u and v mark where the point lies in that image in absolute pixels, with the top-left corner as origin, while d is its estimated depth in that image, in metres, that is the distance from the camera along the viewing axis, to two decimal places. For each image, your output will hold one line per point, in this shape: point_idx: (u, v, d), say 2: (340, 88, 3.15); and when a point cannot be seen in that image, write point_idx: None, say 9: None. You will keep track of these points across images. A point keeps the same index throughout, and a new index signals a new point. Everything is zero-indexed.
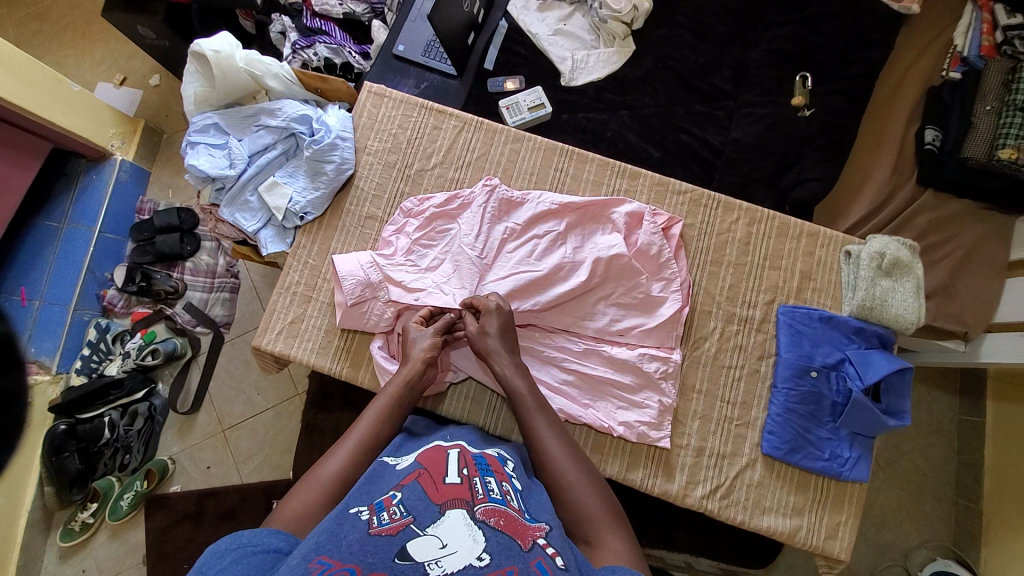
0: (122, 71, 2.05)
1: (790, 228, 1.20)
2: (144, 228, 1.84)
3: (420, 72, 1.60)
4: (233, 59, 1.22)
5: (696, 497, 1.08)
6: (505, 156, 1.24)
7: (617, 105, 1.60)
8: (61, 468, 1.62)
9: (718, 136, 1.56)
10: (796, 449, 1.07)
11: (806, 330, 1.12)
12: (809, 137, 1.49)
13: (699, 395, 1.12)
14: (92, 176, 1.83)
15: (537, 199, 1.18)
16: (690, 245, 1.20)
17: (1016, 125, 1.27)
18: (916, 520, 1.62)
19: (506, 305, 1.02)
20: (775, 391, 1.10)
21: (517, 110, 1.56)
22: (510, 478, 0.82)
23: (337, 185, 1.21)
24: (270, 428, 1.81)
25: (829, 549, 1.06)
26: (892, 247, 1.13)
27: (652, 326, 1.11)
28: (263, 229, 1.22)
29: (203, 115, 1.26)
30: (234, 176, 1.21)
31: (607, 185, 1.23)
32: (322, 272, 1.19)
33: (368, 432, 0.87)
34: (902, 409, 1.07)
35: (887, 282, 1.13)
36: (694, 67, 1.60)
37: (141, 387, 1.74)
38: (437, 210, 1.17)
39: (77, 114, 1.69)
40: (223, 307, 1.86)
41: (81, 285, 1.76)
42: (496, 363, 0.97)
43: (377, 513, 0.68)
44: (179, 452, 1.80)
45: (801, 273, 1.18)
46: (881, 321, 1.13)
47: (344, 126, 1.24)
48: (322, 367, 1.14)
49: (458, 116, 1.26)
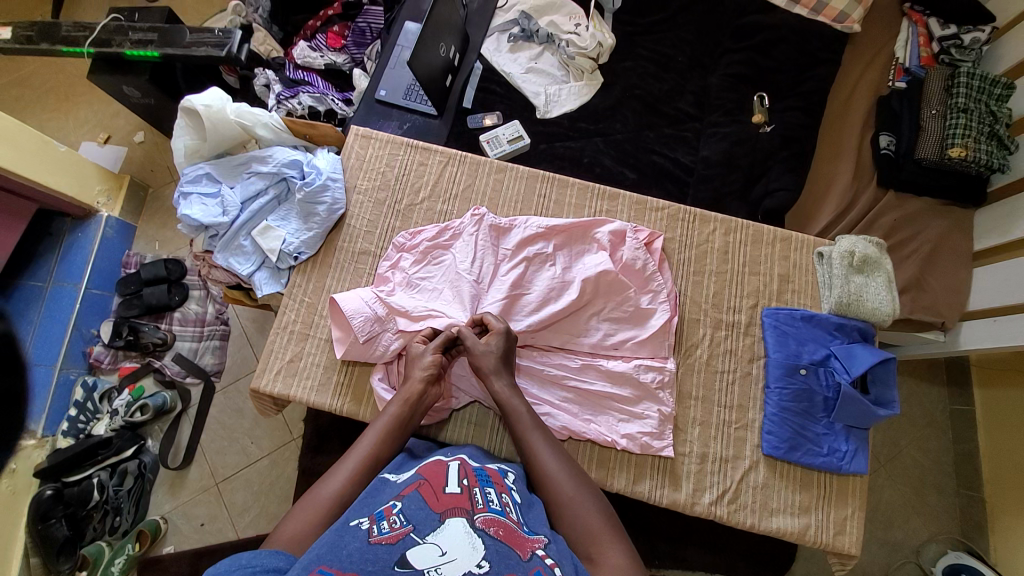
0: (106, 130, 2.09)
1: (764, 234, 1.26)
2: (130, 281, 1.85)
3: (401, 114, 1.68)
4: (224, 113, 1.28)
5: (704, 504, 1.09)
6: (490, 187, 1.30)
7: (591, 133, 1.69)
8: (47, 536, 1.53)
9: (688, 155, 1.65)
10: (795, 446, 1.10)
11: (791, 330, 1.17)
12: (773, 151, 1.59)
13: (696, 401, 1.15)
14: (78, 234, 1.84)
15: (524, 223, 1.22)
16: (672, 257, 1.25)
17: (960, 125, 1.39)
18: (922, 514, 1.63)
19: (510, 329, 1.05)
20: (769, 392, 1.14)
21: (497, 143, 1.64)
22: (510, 491, 0.84)
23: (329, 224, 1.24)
24: (267, 476, 1.77)
25: (838, 545, 1.07)
26: (859, 245, 1.21)
27: (645, 337, 1.14)
28: (257, 272, 1.24)
29: (195, 166, 1.30)
30: (227, 223, 1.24)
31: (589, 207, 1.29)
32: (318, 309, 1.20)
33: (368, 454, 0.91)
34: (890, 398, 1.10)
35: (859, 279, 1.20)
36: (659, 94, 1.71)
37: (130, 444, 1.70)
38: (430, 242, 1.21)
39: (64, 173, 1.72)
40: (214, 355, 1.85)
41: (68, 344, 1.75)
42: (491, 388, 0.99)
43: (378, 521, 0.70)
44: (172, 510, 1.74)
45: (780, 276, 1.23)
46: (860, 316, 1.18)
47: (334, 168, 1.29)
48: (322, 404, 1.14)
49: (443, 151, 1.33)
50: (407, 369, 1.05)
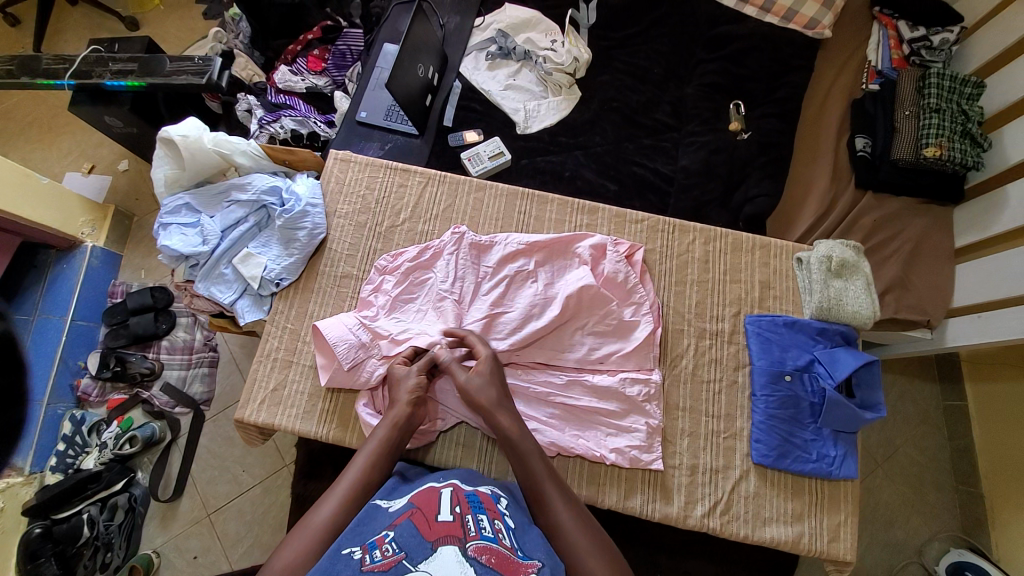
0: (90, 160, 2.09)
1: (742, 242, 1.27)
2: (116, 311, 1.84)
3: (382, 135, 1.69)
4: (201, 142, 1.28)
5: (697, 516, 1.08)
6: (471, 205, 1.31)
7: (571, 147, 1.71)
8: (37, 574, 1.48)
9: (668, 165, 1.67)
10: (784, 454, 1.09)
11: (774, 337, 1.17)
12: (751, 158, 1.61)
13: (684, 412, 1.15)
14: (63, 266, 1.82)
15: (505, 241, 1.23)
16: (654, 269, 1.26)
17: (935, 125, 1.41)
18: (922, 513, 1.63)
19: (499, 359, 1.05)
20: (755, 400, 1.14)
21: (479, 160, 1.65)
22: (504, 516, 0.83)
23: (310, 249, 1.24)
24: (261, 504, 1.74)
25: (833, 552, 1.06)
26: (837, 249, 1.22)
27: (630, 350, 1.14)
28: (239, 299, 1.24)
29: (174, 196, 1.30)
30: (208, 252, 1.23)
31: (570, 222, 1.30)
32: (301, 335, 1.20)
33: (360, 477, 0.90)
34: (875, 401, 1.10)
35: (839, 283, 1.21)
36: (637, 106, 1.74)
37: (120, 477, 1.67)
38: (412, 263, 1.21)
39: (46, 206, 1.71)
40: (202, 384, 1.84)
41: (54, 377, 1.73)
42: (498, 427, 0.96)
43: (370, 551, 0.69)
44: (164, 543, 1.71)
45: (760, 283, 1.24)
46: (842, 320, 1.19)
47: (314, 193, 1.29)
48: (307, 432, 1.13)
49: (422, 172, 1.33)
50: (391, 393, 1.04)
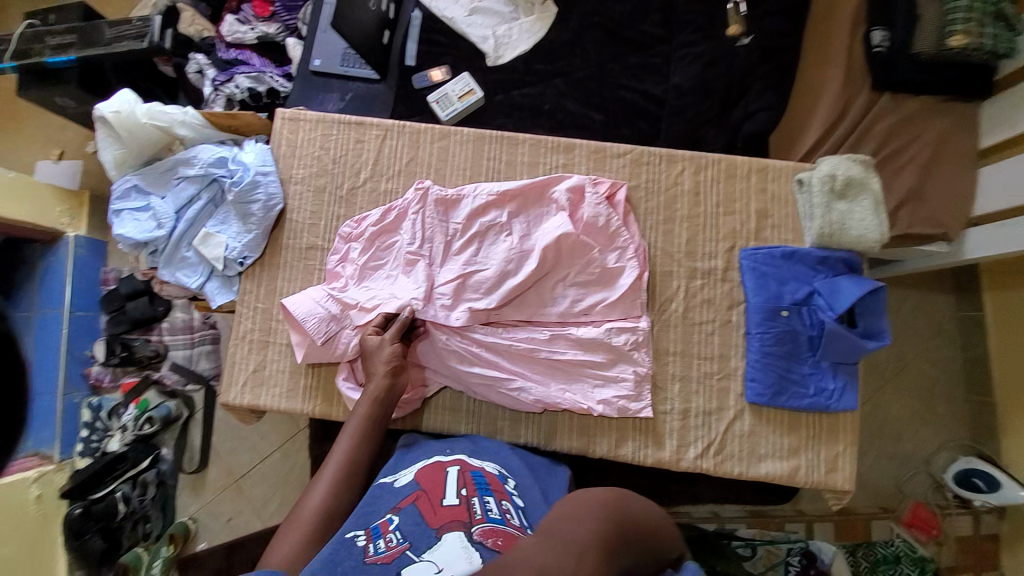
0: (58, 145, 1.96)
1: (737, 167, 1.15)
2: (113, 298, 1.81)
3: (342, 83, 1.54)
4: (135, 115, 1.20)
5: (690, 459, 1.06)
6: (434, 156, 1.20)
7: (549, 74, 1.53)
8: (86, 548, 1.61)
9: (659, 84, 1.49)
10: (781, 392, 1.05)
11: (771, 271, 1.08)
12: (747, 71, 1.42)
13: (675, 357, 1.10)
14: (51, 259, 1.78)
15: (473, 193, 1.14)
16: (639, 207, 1.15)
17: (963, 7, 1.23)
18: (932, 425, 1.60)
19: None
20: (751, 338, 1.07)
21: (448, 102, 1.50)
22: (511, 495, 0.85)
23: (269, 222, 1.17)
24: (280, 469, 1.79)
25: (831, 483, 1.05)
26: (841, 167, 1.09)
27: (615, 298, 1.08)
28: (207, 282, 1.19)
29: (123, 178, 1.22)
30: (165, 236, 1.17)
31: (544, 164, 1.19)
32: (274, 314, 1.16)
33: (347, 460, 0.89)
34: (879, 328, 1.03)
35: (842, 206, 1.09)
36: (621, 18, 1.53)
37: (144, 456, 1.70)
38: (376, 227, 1.14)
39: (14, 200, 1.62)
40: (209, 360, 1.82)
41: (64, 369, 1.72)
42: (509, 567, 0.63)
43: (374, 539, 0.74)
44: (198, 510, 1.79)
45: (757, 212, 1.13)
46: (845, 246, 1.09)
47: (264, 160, 1.20)
48: (294, 409, 1.12)
49: (378, 124, 1.22)
50: (367, 365, 1.00)
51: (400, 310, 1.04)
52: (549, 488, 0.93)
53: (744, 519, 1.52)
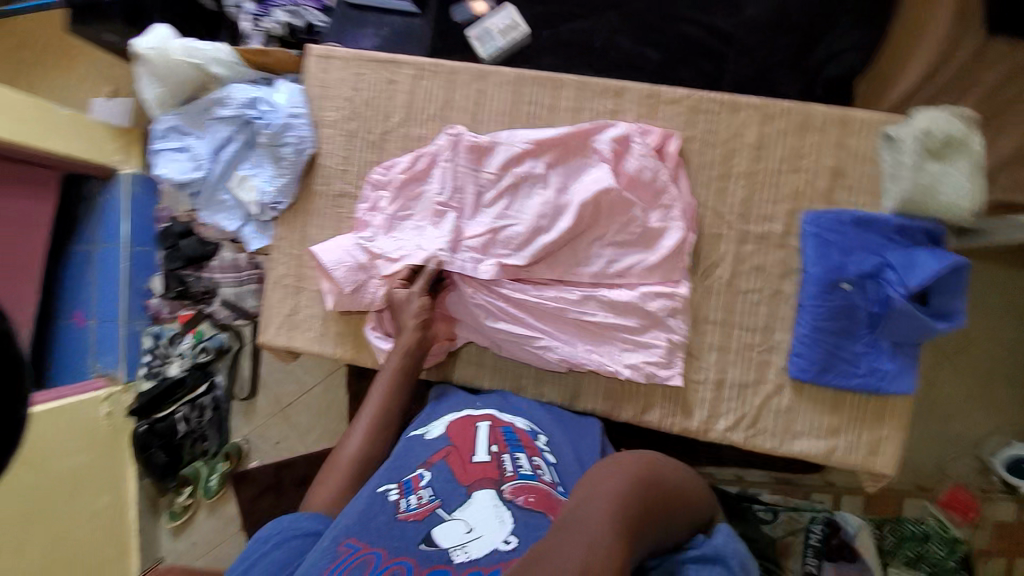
0: (108, 83, 1.98)
1: (810, 118, 1.02)
2: (167, 235, 1.90)
3: (378, 18, 1.45)
4: (170, 54, 1.20)
5: (719, 430, 1.03)
6: (472, 99, 1.12)
7: (604, 6, 1.37)
8: (152, 460, 1.81)
9: (729, 18, 1.30)
10: (828, 368, 0.98)
11: (835, 238, 0.99)
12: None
13: (714, 325, 1.04)
14: (107, 196, 1.85)
15: (509, 140, 1.07)
16: (693, 161, 1.05)
17: None
18: (991, 410, 1.48)
19: None
20: (803, 310, 1.00)
21: (489, 39, 1.39)
22: (542, 452, 0.86)
23: (300, 168, 1.15)
24: (322, 401, 1.90)
25: (869, 465, 1.00)
26: (942, 121, 0.95)
27: (654, 261, 1.01)
28: (244, 226, 1.21)
29: (162, 117, 1.23)
30: (203, 178, 1.18)
31: (587, 111, 1.09)
32: (307, 260, 1.17)
33: (379, 411, 0.93)
34: (953, 309, 0.93)
35: (935, 167, 0.96)
36: None
37: (202, 381, 1.86)
38: (405, 176, 1.10)
39: (75, 138, 1.68)
40: (257, 298, 1.90)
41: (125, 300, 1.84)
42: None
43: (406, 494, 0.77)
44: (250, 433, 1.94)
45: (829, 171, 1.01)
46: (928, 213, 0.97)
47: (294, 102, 1.16)
48: (324, 353, 1.16)
49: (413, 63, 1.14)
50: (397, 318, 1.02)
51: (427, 262, 1.02)
52: (583, 445, 0.93)
53: (768, 484, 1.45)
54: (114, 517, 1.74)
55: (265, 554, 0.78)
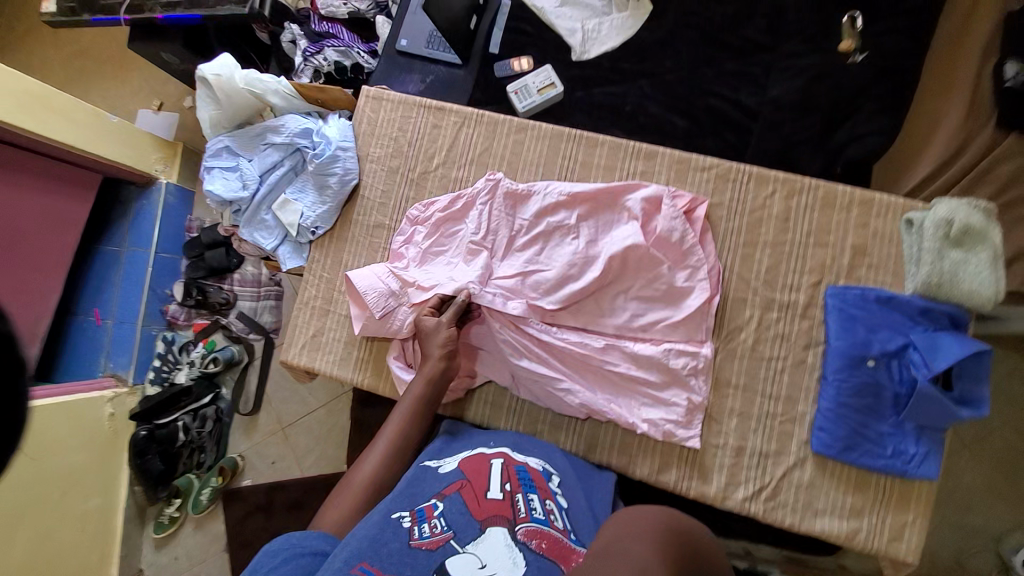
0: (158, 97, 2.09)
1: (837, 196, 1.05)
2: (193, 245, 1.93)
3: (423, 66, 1.53)
4: (233, 81, 1.26)
5: (737, 499, 1.00)
6: (509, 148, 1.18)
7: (636, 74, 1.46)
8: (145, 468, 1.77)
9: (754, 95, 1.38)
10: (852, 447, 0.96)
11: (860, 314, 0.99)
12: (865, 85, 1.28)
13: (735, 390, 1.03)
14: (142, 202, 1.90)
15: (544, 190, 1.11)
16: (719, 227, 1.08)
17: None
18: (1013, 505, 1.42)
19: None
20: (825, 384, 0.99)
21: (527, 94, 1.46)
22: (555, 496, 0.85)
23: (343, 197, 1.20)
24: (324, 424, 1.86)
25: (892, 554, 0.95)
26: (963, 211, 0.96)
27: (679, 319, 1.02)
28: (281, 246, 1.24)
29: (216, 138, 1.30)
30: (248, 197, 1.23)
31: (621, 169, 1.14)
32: (337, 285, 1.20)
33: (396, 438, 0.93)
34: (978, 396, 0.92)
35: (957, 254, 0.97)
36: (721, 21, 1.43)
37: (206, 391, 1.85)
38: (442, 214, 1.14)
39: (122, 145, 1.75)
40: (272, 314, 1.91)
41: (146, 303, 1.88)
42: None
43: (419, 523, 0.75)
44: (246, 449, 1.90)
45: (852, 248, 1.04)
46: (953, 299, 0.97)
47: (345, 136, 1.23)
48: (344, 378, 1.17)
49: (458, 111, 1.21)
50: (422, 346, 1.02)
51: (458, 293, 1.04)
52: (594, 494, 0.92)
53: (778, 562, 1.36)
54: (103, 520, 1.71)
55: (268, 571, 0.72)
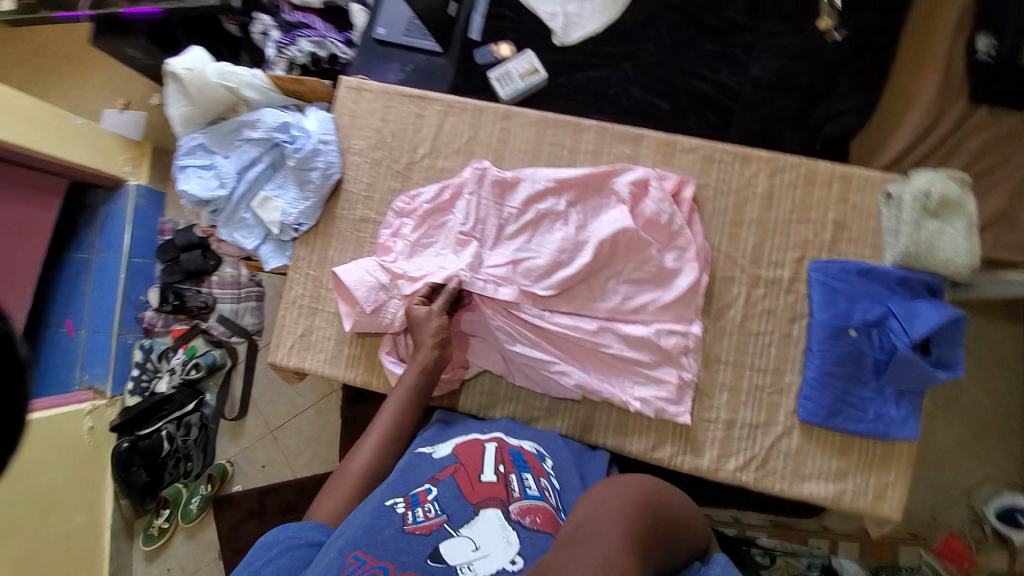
0: (123, 95, 1.99)
1: (817, 174, 1.07)
2: (168, 248, 1.86)
3: (403, 54, 1.50)
4: (206, 75, 1.22)
5: (730, 470, 1.03)
6: (495, 137, 1.17)
7: (617, 58, 1.46)
8: (130, 481, 1.72)
9: (736, 76, 1.40)
10: (836, 413, 1.00)
11: (840, 287, 1.02)
12: (837, 64, 1.32)
13: (726, 366, 1.06)
14: (111, 206, 1.82)
15: (532, 176, 1.11)
16: (704, 207, 1.10)
17: None
18: (985, 461, 1.50)
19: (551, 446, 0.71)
20: (810, 355, 1.02)
21: (510, 80, 1.45)
22: (549, 475, 0.86)
23: (325, 193, 1.18)
24: (314, 425, 1.83)
25: (877, 510, 1.00)
26: (938, 183, 1.00)
27: (670, 300, 1.04)
28: (262, 245, 1.21)
29: (190, 135, 1.25)
30: (226, 196, 1.19)
31: (607, 153, 1.14)
32: (324, 282, 1.18)
33: (389, 428, 0.92)
34: (954, 359, 0.96)
35: (933, 225, 1.01)
36: (699, 1, 1.44)
37: (190, 399, 1.80)
38: (429, 206, 1.13)
39: (87, 147, 1.67)
40: (254, 316, 1.86)
41: (120, 311, 1.81)
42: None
43: (413, 508, 0.75)
44: (236, 455, 1.85)
45: (834, 223, 1.06)
46: (928, 268, 1.01)
47: (325, 129, 1.20)
48: (337, 376, 1.15)
49: (441, 99, 1.19)
50: (413, 337, 1.02)
51: (448, 282, 1.04)
52: (588, 473, 0.94)
53: (766, 527, 1.44)
54: (90, 534, 1.67)
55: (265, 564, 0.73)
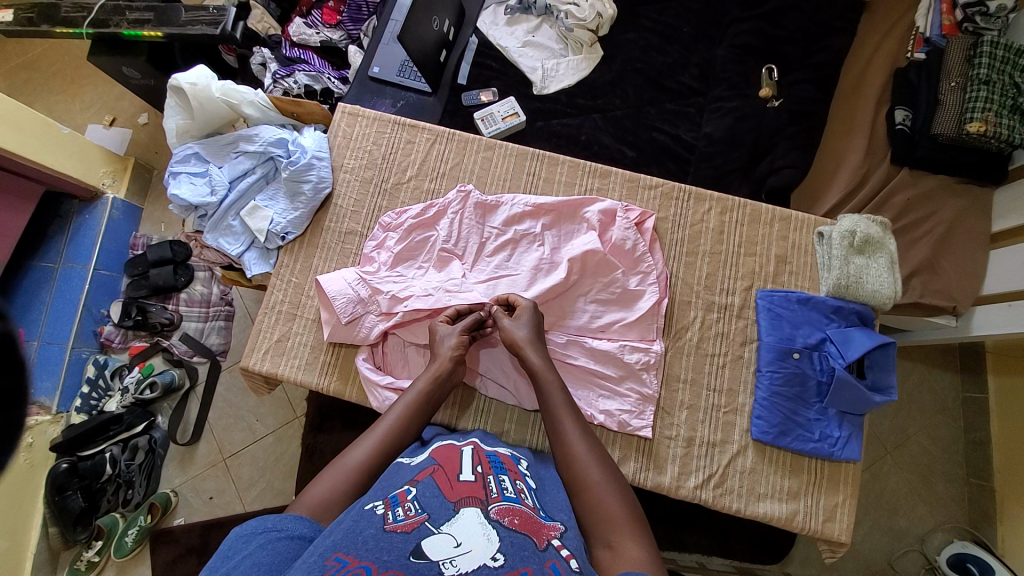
0: (111, 112, 2.04)
1: (761, 214, 1.22)
2: (138, 263, 1.82)
3: (395, 92, 1.62)
4: (209, 90, 1.27)
5: (689, 488, 1.07)
6: (478, 165, 1.27)
7: (589, 109, 1.63)
8: (64, 508, 1.56)
9: (691, 132, 1.59)
10: (785, 432, 1.07)
11: (785, 313, 1.13)
12: (779, 127, 1.51)
13: (684, 385, 1.13)
14: (85, 217, 1.81)
15: (511, 202, 1.21)
16: (665, 238, 1.21)
17: (982, 97, 1.26)
18: (930, 503, 1.59)
19: (533, 308, 1.04)
20: (760, 375, 1.11)
21: (492, 121, 1.59)
22: (524, 476, 0.85)
23: (315, 204, 1.23)
24: (271, 452, 1.77)
25: (828, 533, 1.05)
26: (861, 225, 1.15)
27: (633, 319, 1.12)
28: (247, 252, 1.25)
29: (184, 146, 1.30)
30: (216, 203, 1.24)
31: (580, 186, 1.26)
32: (305, 289, 1.21)
33: (393, 428, 0.90)
34: (887, 383, 1.06)
35: (860, 260, 1.14)
36: (662, 68, 1.65)
37: (140, 420, 1.70)
38: (414, 221, 1.20)
39: (68, 156, 1.68)
40: (220, 335, 1.83)
41: (78, 323, 1.73)
42: (523, 361, 0.99)
43: (393, 508, 0.70)
44: (181, 484, 1.76)
45: (777, 257, 1.19)
46: (860, 299, 1.13)
47: (320, 147, 1.28)
48: (309, 383, 1.16)
49: (430, 129, 1.30)
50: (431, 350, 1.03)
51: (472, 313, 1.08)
52: None
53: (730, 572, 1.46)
54: (8, 566, 1.51)
55: (242, 558, 0.66)
